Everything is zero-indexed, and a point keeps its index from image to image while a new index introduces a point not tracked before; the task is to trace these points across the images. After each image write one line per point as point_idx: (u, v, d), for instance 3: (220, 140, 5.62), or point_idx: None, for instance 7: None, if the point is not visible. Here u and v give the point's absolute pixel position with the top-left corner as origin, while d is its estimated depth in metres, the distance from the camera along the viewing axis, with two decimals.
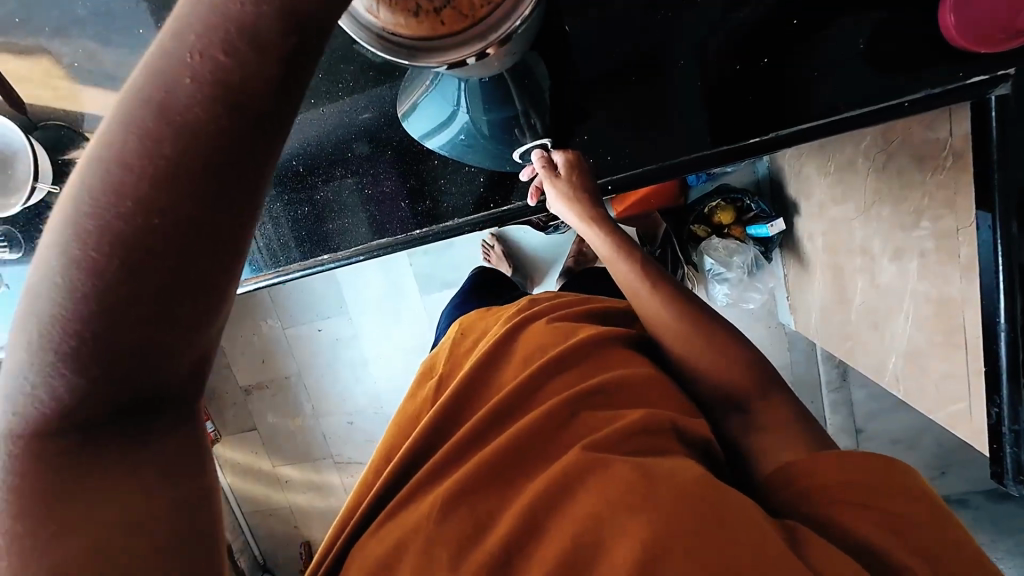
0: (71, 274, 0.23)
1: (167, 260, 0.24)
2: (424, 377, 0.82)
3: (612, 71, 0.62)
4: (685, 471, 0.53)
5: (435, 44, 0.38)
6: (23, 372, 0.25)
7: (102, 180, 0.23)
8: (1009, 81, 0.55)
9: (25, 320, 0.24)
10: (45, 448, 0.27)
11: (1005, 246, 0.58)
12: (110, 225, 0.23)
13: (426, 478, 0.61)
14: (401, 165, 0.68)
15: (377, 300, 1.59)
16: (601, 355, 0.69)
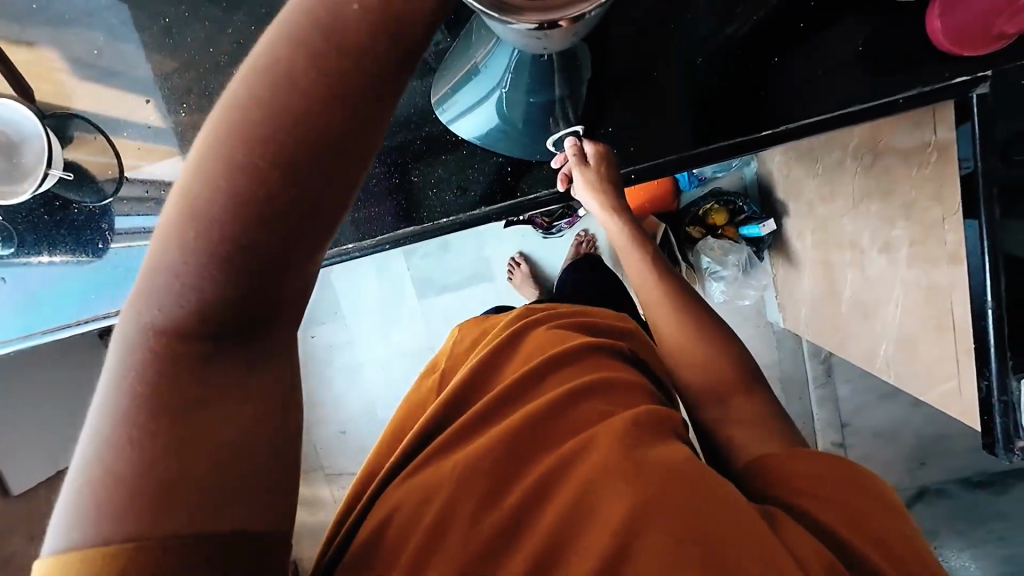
0: (230, 186, 0.28)
1: (303, 178, 0.28)
2: (422, 381, 0.78)
3: (633, 66, 0.65)
4: (677, 462, 0.50)
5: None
6: (176, 272, 0.30)
7: (256, 105, 0.27)
8: (988, 82, 0.61)
9: (183, 225, 0.29)
10: (180, 345, 0.31)
11: (990, 233, 0.64)
12: (265, 142, 0.27)
13: (421, 465, 0.57)
14: (430, 155, 0.69)
15: (372, 305, 1.56)
16: (588, 362, 0.65)
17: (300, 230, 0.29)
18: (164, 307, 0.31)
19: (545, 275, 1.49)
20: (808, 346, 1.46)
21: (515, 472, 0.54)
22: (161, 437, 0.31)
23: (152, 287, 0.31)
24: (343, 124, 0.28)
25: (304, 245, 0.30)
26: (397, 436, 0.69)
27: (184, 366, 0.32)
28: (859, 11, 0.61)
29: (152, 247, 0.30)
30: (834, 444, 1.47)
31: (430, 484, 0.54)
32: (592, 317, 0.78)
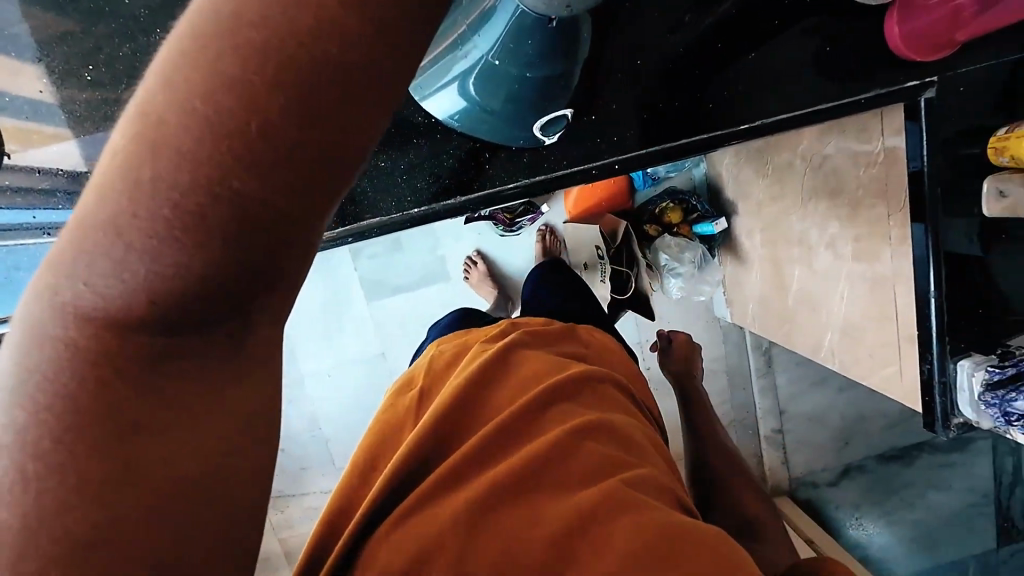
0: (200, 125, 0.23)
1: (301, 132, 0.24)
2: (397, 402, 0.70)
3: (615, 54, 0.62)
4: (688, 522, 0.48)
5: None
6: (122, 226, 0.24)
7: (246, 31, 0.23)
8: (934, 87, 0.65)
9: (137, 167, 0.24)
10: (121, 334, 0.27)
11: (934, 232, 0.71)
12: (237, 83, 0.23)
13: (407, 513, 0.51)
14: (398, 139, 0.62)
15: (314, 310, 1.42)
16: (587, 396, 0.62)
17: (289, 202, 0.25)
18: (94, 282, 0.26)
19: (502, 274, 1.44)
20: (750, 338, 1.52)
21: (524, 522, 0.48)
22: (103, 443, 0.27)
23: (93, 243, 0.25)
24: (350, 68, 0.24)
25: (292, 216, 0.25)
26: (377, 466, 0.60)
27: (131, 359, 0.27)
28: (827, 11, 0.63)
29: (95, 193, 0.25)
30: (774, 431, 1.53)
31: (428, 546, 0.48)
32: (569, 351, 0.75)
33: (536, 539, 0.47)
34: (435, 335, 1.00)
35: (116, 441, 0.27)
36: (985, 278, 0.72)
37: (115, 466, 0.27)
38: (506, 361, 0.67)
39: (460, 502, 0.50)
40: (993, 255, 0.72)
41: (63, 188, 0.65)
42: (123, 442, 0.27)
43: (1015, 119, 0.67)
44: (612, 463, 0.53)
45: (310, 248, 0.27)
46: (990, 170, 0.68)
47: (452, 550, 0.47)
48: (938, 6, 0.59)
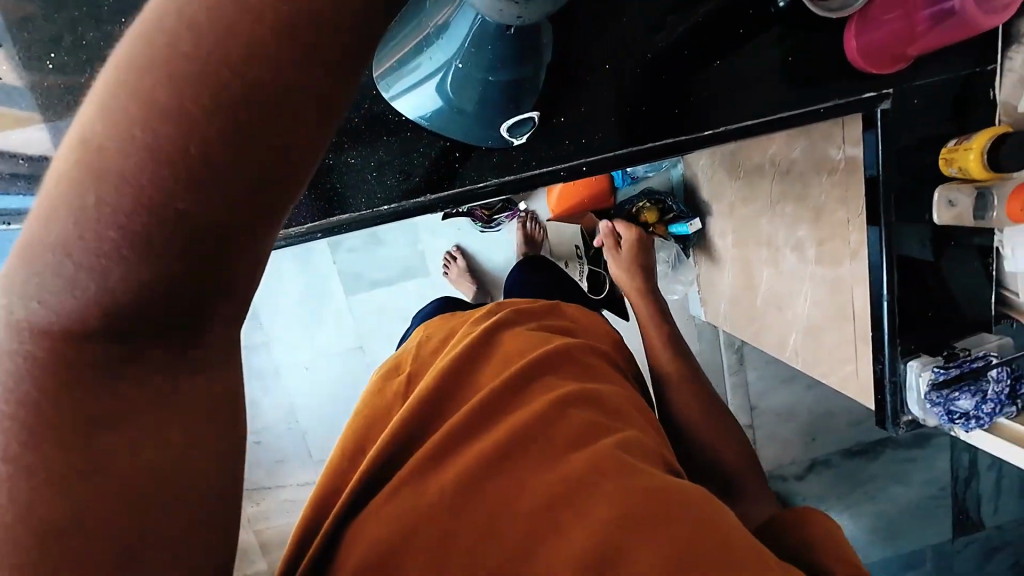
0: (140, 149, 0.24)
1: (246, 134, 0.24)
2: (385, 383, 0.70)
3: (583, 56, 0.63)
4: (668, 486, 0.49)
5: None
6: (73, 247, 0.25)
7: (184, 59, 0.23)
8: (891, 98, 0.68)
9: (81, 193, 0.24)
10: (67, 340, 0.27)
11: (888, 234, 0.74)
12: (176, 100, 0.23)
13: (395, 489, 0.51)
14: (369, 134, 0.62)
15: (292, 302, 1.41)
16: (567, 369, 0.65)
17: (248, 198, 0.26)
18: (47, 299, 0.26)
19: (482, 270, 1.45)
20: (724, 336, 1.56)
21: (511, 495, 0.49)
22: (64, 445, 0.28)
23: (42, 263, 0.26)
24: (290, 85, 0.25)
25: (251, 211, 0.26)
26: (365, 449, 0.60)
27: (87, 369, 0.28)
28: (788, 23, 0.65)
29: (40, 217, 0.26)
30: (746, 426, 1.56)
31: (415, 518, 0.48)
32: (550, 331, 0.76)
33: (524, 510, 0.48)
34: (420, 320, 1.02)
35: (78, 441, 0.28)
36: (936, 280, 0.76)
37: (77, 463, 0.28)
38: (492, 341, 0.69)
39: (447, 474, 0.51)
40: (943, 258, 0.75)
41: (23, 175, 0.63)
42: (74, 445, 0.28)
43: (966, 130, 0.70)
44: (594, 429, 0.55)
45: (266, 245, 0.28)
46: (942, 178, 0.71)
47: (438, 524, 0.47)
48: (890, 20, 0.62)
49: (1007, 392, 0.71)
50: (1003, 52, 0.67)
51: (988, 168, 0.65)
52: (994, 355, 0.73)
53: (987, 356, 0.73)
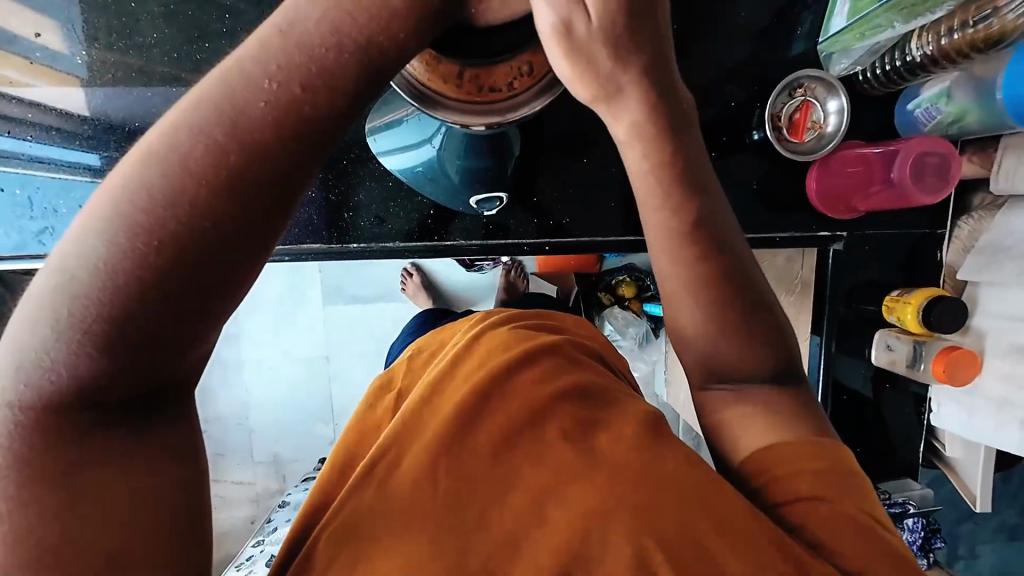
0: (115, 254, 0.23)
1: (248, 188, 0.24)
2: (378, 397, 0.57)
3: (566, 147, 0.68)
4: (661, 463, 0.45)
5: (463, 102, 0.33)
6: (47, 354, 0.25)
7: (153, 166, 0.23)
8: (842, 241, 0.73)
9: (56, 305, 0.24)
10: (64, 409, 0.26)
11: (826, 359, 0.77)
12: (189, 174, 0.23)
13: (366, 475, 0.45)
14: (361, 181, 0.67)
15: (271, 299, 1.40)
16: (558, 361, 0.54)
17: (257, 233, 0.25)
18: (32, 381, 0.26)
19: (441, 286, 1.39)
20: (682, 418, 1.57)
21: (497, 481, 0.45)
22: (41, 501, 0.26)
23: (8, 366, 0.26)
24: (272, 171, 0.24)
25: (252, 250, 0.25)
26: (355, 459, 0.51)
27: (59, 433, 0.26)
28: (759, 156, 0.70)
29: (13, 330, 0.25)
30: None
31: (383, 503, 0.44)
32: (557, 321, 0.67)
33: (511, 495, 0.44)
34: (410, 332, 1.00)
35: (57, 496, 0.26)
36: (873, 415, 0.78)
37: (65, 524, 0.26)
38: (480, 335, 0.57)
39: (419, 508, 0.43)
40: (882, 399, 0.78)
41: (63, 131, 0.70)
42: (56, 492, 0.26)
43: (913, 284, 0.74)
44: (584, 439, 0.46)
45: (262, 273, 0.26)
46: (885, 323, 0.75)
47: (414, 509, 0.43)
48: (841, 173, 0.68)
49: (919, 543, 0.76)
50: (952, 220, 0.72)
51: (921, 326, 0.68)
52: (912, 504, 0.75)
53: (905, 504, 0.75)
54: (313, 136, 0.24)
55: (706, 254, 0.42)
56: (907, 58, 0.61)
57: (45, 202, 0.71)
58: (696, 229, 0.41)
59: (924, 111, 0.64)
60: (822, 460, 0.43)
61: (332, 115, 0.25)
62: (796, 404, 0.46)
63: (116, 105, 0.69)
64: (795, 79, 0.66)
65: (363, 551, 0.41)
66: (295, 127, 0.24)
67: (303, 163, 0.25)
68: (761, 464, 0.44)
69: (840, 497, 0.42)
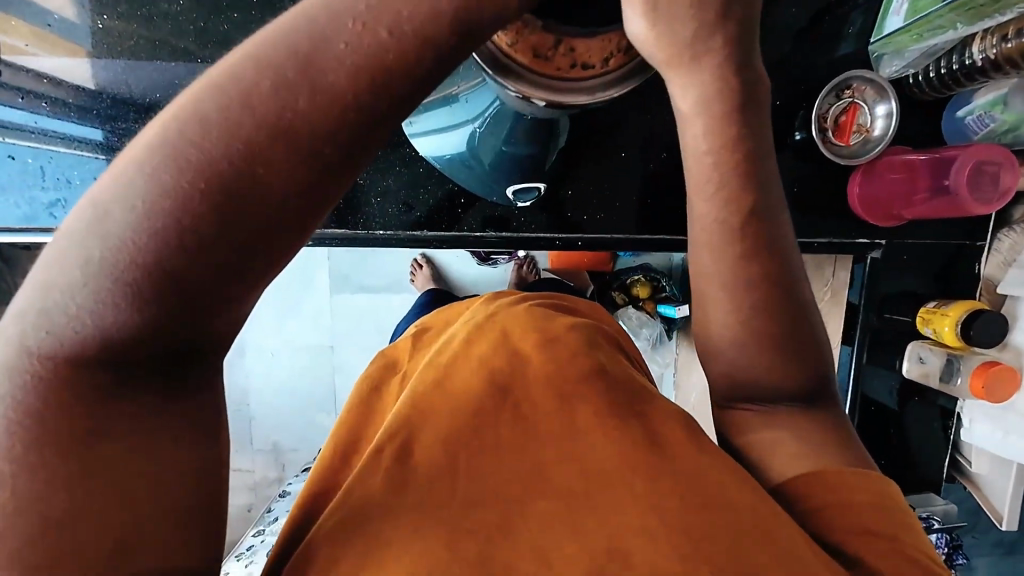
0: (154, 192, 0.19)
1: (322, 135, 0.20)
2: (382, 378, 0.51)
3: (603, 140, 0.65)
4: (705, 474, 0.35)
5: (550, 82, 0.30)
6: (69, 298, 0.21)
7: (212, 97, 0.19)
8: (882, 249, 0.71)
9: (83, 244, 0.20)
10: (88, 365, 0.22)
11: (856, 369, 0.76)
12: (255, 111, 0.19)
13: (372, 458, 0.36)
14: (393, 166, 0.64)
15: (279, 286, 1.29)
16: (584, 344, 0.44)
17: (320, 188, 0.21)
18: (56, 330, 0.21)
19: (450, 278, 1.30)
20: None
21: (510, 478, 0.35)
22: (50, 467, 0.21)
23: (31, 307, 0.21)
24: (352, 119, 0.20)
25: (310, 203, 0.21)
26: (352, 453, 0.43)
27: (75, 391, 0.22)
28: (802, 157, 0.68)
29: (40, 267, 0.21)
30: None
31: (398, 495, 0.34)
32: (569, 304, 0.56)
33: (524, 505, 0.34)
34: (413, 314, 0.94)
35: (70, 462, 0.22)
36: (899, 428, 0.77)
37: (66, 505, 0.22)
38: (490, 316, 0.48)
39: (424, 517, 0.33)
40: (907, 410, 0.76)
41: (75, 102, 0.66)
42: (68, 459, 0.22)
43: (947, 296, 0.72)
44: (621, 440, 0.36)
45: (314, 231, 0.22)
46: (918, 334, 0.73)
47: (420, 503, 0.34)
48: (884, 179, 0.66)
49: (943, 559, 0.76)
50: (994, 233, 0.70)
51: (958, 339, 0.66)
52: (937, 520, 0.74)
53: (930, 519, 0.74)
54: (397, 94, 0.20)
55: (753, 244, 0.33)
56: (966, 61, 0.59)
57: (57, 172, 0.68)
58: (747, 214, 0.32)
59: (976, 119, 0.63)
60: (870, 486, 0.34)
61: (416, 71, 0.20)
62: (829, 430, 0.37)
63: (133, 78, 0.66)
64: (844, 80, 0.64)
65: (366, 554, 0.31)
66: (372, 76, 0.20)
67: (376, 121, 0.20)
68: (804, 491, 0.35)
69: (903, 536, 0.33)
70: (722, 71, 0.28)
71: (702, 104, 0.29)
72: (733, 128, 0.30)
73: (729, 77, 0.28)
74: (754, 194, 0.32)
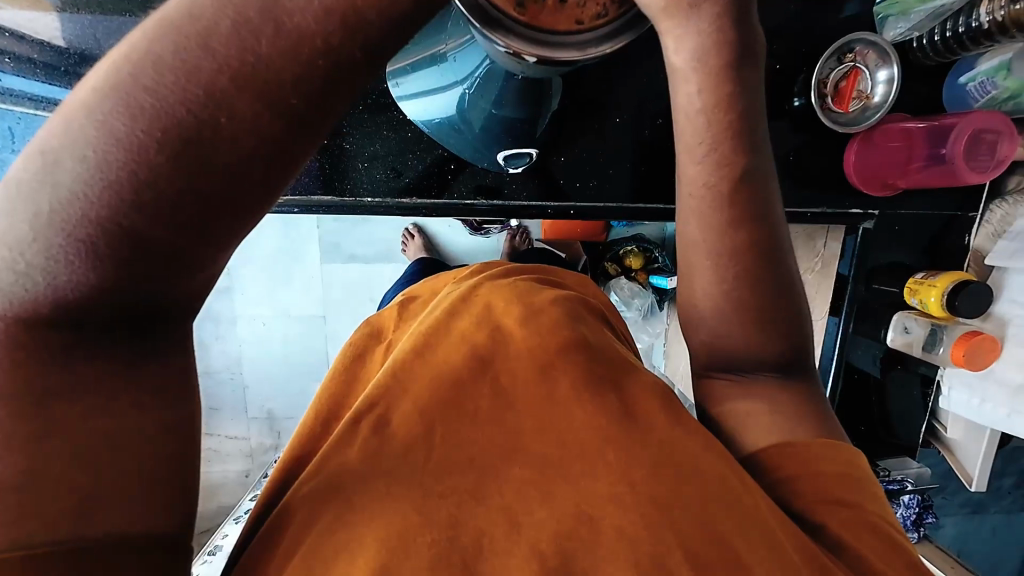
0: (107, 141, 0.18)
1: (287, 82, 0.18)
2: (366, 346, 0.51)
3: (598, 104, 0.63)
4: (682, 441, 0.35)
5: (536, 34, 0.28)
6: (16, 254, 0.19)
7: (167, 37, 0.18)
8: (873, 220, 0.71)
9: (29, 195, 0.19)
10: (48, 324, 0.20)
11: (841, 340, 0.77)
12: (213, 55, 0.18)
13: (353, 426, 0.36)
14: (378, 129, 0.62)
15: (265, 256, 1.26)
16: (570, 315, 0.44)
17: (286, 142, 0.19)
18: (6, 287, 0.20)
19: (442, 249, 1.29)
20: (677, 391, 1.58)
21: (489, 441, 0.35)
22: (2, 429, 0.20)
23: None
24: (317, 66, 0.19)
25: (271, 156, 0.19)
26: (332, 423, 0.43)
27: (31, 349, 0.21)
28: (800, 125, 0.67)
29: None
30: None
31: (376, 457, 0.34)
32: (556, 278, 0.55)
33: (496, 472, 0.34)
34: (401, 285, 0.92)
35: (23, 424, 0.21)
36: (880, 395, 0.79)
37: (27, 468, 0.21)
38: (475, 289, 0.47)
39: (407, 477, 0.33)
40: (888, 378, 0.78)
41: (40, 60, 0.63)
42: (29, 417, 0.21)
43: (935, 267, 0.73)
44: (601, 408, 0.37)
45: (282, 191, 0.21)
46: (905, 305, 0.74)
47: (400, 467, 0.34)
48: (881, 148, 0.65)
49: (913, 519, 0.80)
50: (985, 205, 0.71)
51: (944, 309, 0.67)
52: (910, 482, 0.77)
53: (903, 481, 0.77)
54: (372, 41, 0.19)
55: (742, 210, 0.32)
56: (972, 24, 0.57)
57: (27, 135, 0.65)
58: (737, 178, 0.31)
59: (978, 85, 0.61)
60: (842, 459, 0.34)
61: (395, 12, 0.19)
62: (807, 400, 0.37)
63: (99, 35, 0.62)
64: (847, 43, 0.62)
65: (344, 511, 0.32)
66: (344, 15, 0.18)
67: (351, 66, 0.19)
68: (776, 459, 0.35)
69: (868, 506, 0.33)
70: (721, 28, 0.27)
71: (698, 63, 0.28)
72: (726, 87, 0.29)
73: (727, 36, 0.27)
74: (744, 156, 0.31)
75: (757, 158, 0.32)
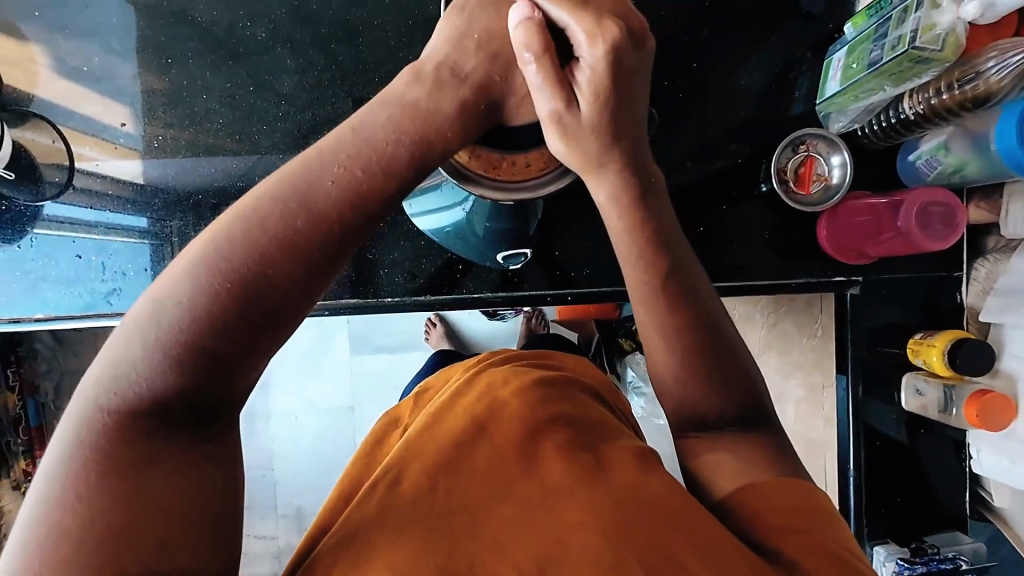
0: (197, 285, 0.26)
1: (316, 237, 0.27)
2: (385, 433, 0.56)
3: (584, 205, 0.73)
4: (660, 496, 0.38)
5: (504, 184, 0.40)
6: (130, 366, 0.27)
7: (241, 217, 0.27)
8: (859, 285, 0.74)
9: (143, 324, 0.27)
10: (143, 414, 0.28)
11: (854, 403, 0.76)
12: (269, 227, 0.27)
13: (368, 491, 0.40)
14: (397, 240, 0.73)
15: (299, 352, 1.37)
16: (561, 392, 0.49)
17: (314, 276, 0.28)
18: (121, 390, 0.28)
19: (462, 334, 1.36)
20: None
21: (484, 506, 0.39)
22: (102, 491, 0.26)
23: (103, 374, 0.28)
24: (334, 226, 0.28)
25: (303, 285, 0.28)
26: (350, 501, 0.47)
27: (127, 433, 0.27)
28: (769, 206, 0.74)
29: (110, 344, 0.28)
30: None
31: (383, 517, 0.39)
32: (555, 361, 0.61)
33: (485, 526, 0.38)
34: (422, 373, 0.98)
35: (115, 488, 0.26)
36: (911, 460, 0.76)
37: (117, 522, 0.26)
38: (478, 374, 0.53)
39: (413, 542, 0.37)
40: (912, 442, 0.76)
41: (128, 199, 0.76)
42: (122, 481, 0.27)
43: (932, 325, 0.75)
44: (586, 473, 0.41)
45: (309, 308, 0.29)
46: (912, 366, 0.74)
47: (405, 531, 0.38)
48: (849, 222, 0.71)
49: None
50: (970, 263, 0.73)
51: (948, 368, 0.68)
52: (965, 559, 0.72)
53: (957, 559, 0.72)
54: (374, 209, 0.29)
55: (680, 295, 0.39)
56: (901, 116, 0.66)
57: (116, 265, 0.76)
58: (668, 270, 0.38)
59: (926, 162, 0.68)
60: (794, 493, 0.36)
61: (385, 193, 0.29)
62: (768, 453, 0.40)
63: (173, 175, 0.75)
64: (797, 137, 0.70)
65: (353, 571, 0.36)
66: (354, 198, 0.28)
67: (355, 230, 0.28)
68: (737, 505, 0.38)
69: (825, 533, 0.34)
70: (627, 166, 0.36)
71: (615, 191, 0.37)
72: (642, 202, 0.37)
73: (627, 175, 0.36)
74: (672, 252, 0.39)
75: (684, 252, 0.39)
